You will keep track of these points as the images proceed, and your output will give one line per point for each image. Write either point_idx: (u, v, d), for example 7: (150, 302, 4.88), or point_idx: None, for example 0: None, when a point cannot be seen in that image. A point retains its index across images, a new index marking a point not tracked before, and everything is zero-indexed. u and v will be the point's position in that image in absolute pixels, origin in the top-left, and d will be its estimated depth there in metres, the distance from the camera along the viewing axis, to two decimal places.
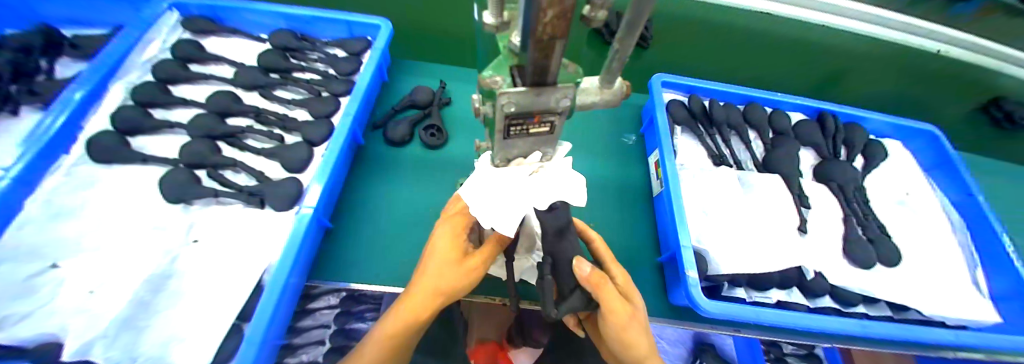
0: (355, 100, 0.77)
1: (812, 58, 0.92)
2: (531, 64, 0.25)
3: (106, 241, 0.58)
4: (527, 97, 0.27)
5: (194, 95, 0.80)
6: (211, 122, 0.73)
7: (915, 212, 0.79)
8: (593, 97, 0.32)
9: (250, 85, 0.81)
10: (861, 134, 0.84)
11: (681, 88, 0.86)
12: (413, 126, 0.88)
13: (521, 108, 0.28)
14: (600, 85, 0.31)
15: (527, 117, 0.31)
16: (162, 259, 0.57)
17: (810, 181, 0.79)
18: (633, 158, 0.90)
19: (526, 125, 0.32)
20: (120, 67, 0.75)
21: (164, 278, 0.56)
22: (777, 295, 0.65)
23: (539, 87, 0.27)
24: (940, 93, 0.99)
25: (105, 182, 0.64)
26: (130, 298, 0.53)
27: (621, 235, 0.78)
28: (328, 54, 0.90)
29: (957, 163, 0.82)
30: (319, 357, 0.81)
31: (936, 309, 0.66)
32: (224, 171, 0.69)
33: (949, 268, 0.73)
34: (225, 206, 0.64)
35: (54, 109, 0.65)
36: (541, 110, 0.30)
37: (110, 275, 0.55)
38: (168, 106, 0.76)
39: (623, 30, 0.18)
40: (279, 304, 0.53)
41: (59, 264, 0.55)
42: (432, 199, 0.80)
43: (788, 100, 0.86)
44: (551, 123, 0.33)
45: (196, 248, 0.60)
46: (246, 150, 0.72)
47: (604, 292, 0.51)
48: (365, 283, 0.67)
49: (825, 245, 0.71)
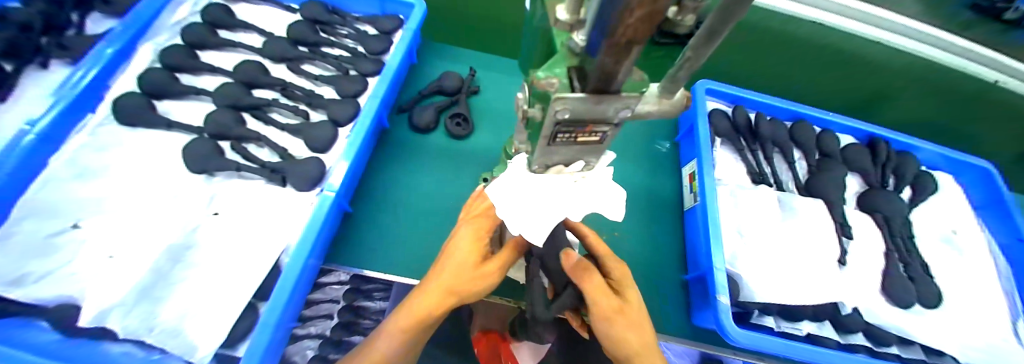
0: (384, 81, 0.75)
1: (858, 76, 0.86)
2: (597, 69, 0.21)
3: (128, 205, 0.58)
4: (580, 107, 0.25)
5: (222, 62, 0.79)
6: (238, 91, 0.72)
7: (960, 253, 0.74)
8: (652, 108, 0.27)
9: (278, 56, 0.80)
10: (914, 165, 0.79)
11: (726, 97, 0.81)
12: (439, 113, 0.86)
13: (575, 115, 0.26)
14: (660, 93, 0.26)
15: (578, 126, 0.28)
16: (182, 229, 0.57)
17: (853, 209, 0.75)
18: (663, 167, 0.86)
19: (574, 131, 0.30)
20: (150, 27, 0.75)
21: (184, 249, 0.56)
22: (808, 328, 0.63)
23: (600, 95, 0.24)
24: (995, 126, 0.93)
25: (129, 145, 0.64)
26: (150, 266, 0.52)
27: (645, 246, 0.75)
28: (357, 30, 0.87)
29: (1011, 205, 0.76)
30: (327, 330, 0.82)
31: (968, 356, 0.64)
32: (247, 145, 0.69)
33: (993, 316, 0.68)
34: (246, 180, 0.63)
35: (85, 63, 0.65)
36: (594, 119, 0.27)
37: (130, 241, 0.55)
38: (195, 72, 0.75)
39: (704, 32, 0.13)
40: (295, 288, 0.52)
41: (82, 225, 0.55)
42: (453, 191, 0.78)
43: (839, 120, 0.81)
44: (602, 133, 0.31)
45: (215, 221, 0.59)
46: (270, 125, 0.71)
47: (591, 282, 0.52)
48: (380, 271, 0.67)
49: (862, 280, 0.67)
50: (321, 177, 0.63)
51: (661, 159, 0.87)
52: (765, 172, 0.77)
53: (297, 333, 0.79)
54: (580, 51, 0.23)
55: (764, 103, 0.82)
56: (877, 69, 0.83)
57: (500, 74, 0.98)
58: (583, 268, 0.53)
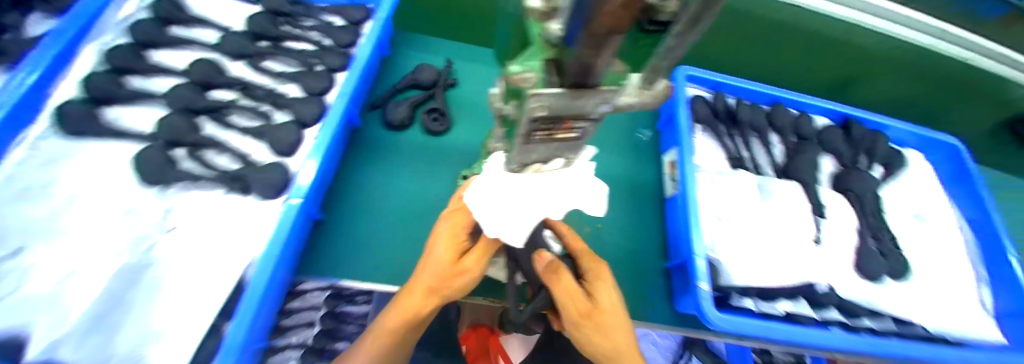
0: (353, 77, 0.71)
1: (829, 57, 0.87)
2: (575, 62, 0.18)
3: (76, 224, 0.53)
4: (555, 105, 0.22)
5: (176, 62, 0.73)
6: (191, 94, 0.67)
7: (926, 226, 0.78)
8: (632, 100, 0.24)
9: (237, 53, 0.74)
10: (884, 143, 0.81)
11: (706, 83, 0.81)
12: (414, 108, 0.83)
13: (554, 112, 0.24)
14: (641, 83, 0.24)
15: (556, 122, 0.26)
16: (137, 248, 0.53)
17: (827, 189, 0.76)
18: (644, 155, 0.86)
19: (550, 127, 0.28)
20: (94, 27, 0.67)
21: (141, 269, 0.52)
22: (784, 306, 0.65)
23: (579, 90, 0.21)
24: (960, 103, 0.95)
25: (72, 158, 0.58)
26: (102, 291, 0.49)
27: (630, 235, 0.76)
28: (323, 22, 0.82)
29: (975, 177, 0.79)
30: (309, 339, 0.79)
31: (934, 323, 0.67)
32: (204, 152, 0.64)
33: (957, 284, 0.72)
34: (204, 190, 0.59)
35: (23, 67, 0.57)
36: (572, 115, 0.25)
37: (81, 263, 0.51)
38: (146, 74, 0.69)
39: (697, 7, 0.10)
40: (264, 301, 0.50)
41: (26, 249, 0.50)
42: (433, 190, 0.76)
43: (814, 102, 0.82)
44: (581, 129, 0.29)
45: (175, 236, 0.55)
46: (230, 129, 0.66)
47: (567, 287, 0.54)
48: (359, 279, 0.65)
49: (837, 257, 0.69)
50: (285, 183, 0.60)
51: (643, 148, 0.87)
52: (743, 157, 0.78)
53: (276, 345, 0.76)
54: (556, 42, 0.21)
55: (744, 88, 0.81)
56: (849, 50, 0.84)
57: (478, 65, 0.95)
58: (557, 270, 0.55)
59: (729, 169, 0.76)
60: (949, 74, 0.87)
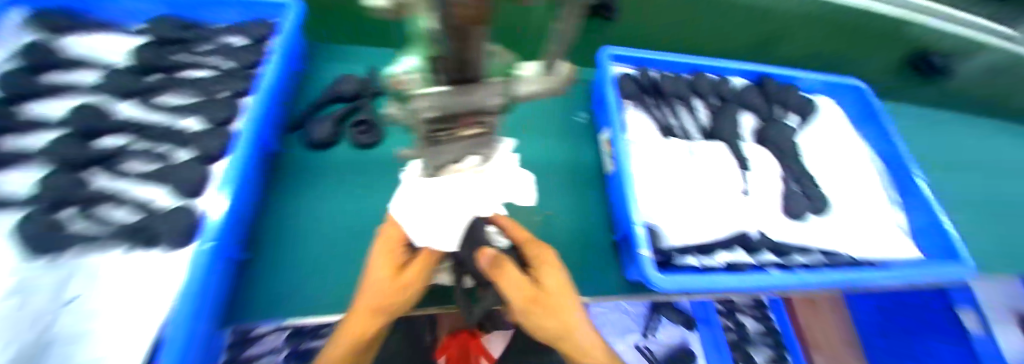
0: (261, 101, 0.66)
1: (741, 22, 0.87)
2: (442, 60, 0.14)
3: None
4: (446, 107, 0.19)
5: (55, 111, 0.66)
6: (76, 147, 0.61)
7: (845, 162, 0.82)
8: (534, 88, 0.21)
9: (126, 92, 0.68)
10: (797, 96, 0.84)
11: (631, 61, 0.81)
12: (339, 123, 0.79)
13: (445, 113, 0.20)
14: (542, 70, 0.21)
15: (451, 123, 0.24)
16: (30, 326, 0.48)
17: (750, 144, 0.80)
18: (582, 136, 0.86)
19: (451, 126, 0.25)
20: None
21: (39, 349, 0.48)
22: (724, 257, 0.66)
23: (465, 85, 0.18)
24: (876, 51, 0.97)
25: None
26: None
27: (577, 216, 0.76)
28: (223, 45, 0.77)
29: (881, 115, 0.84)
30: None
31: (860, 252, 0.72)
32: (98, 208, 0.59)
33: (876, 213, 0.77)
34: (102, 249, 0.55)
35: None
36: (468, 114, 0.22)
37: None
38: (23, 132, 0.62)
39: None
40: (183, 357, 0.47)
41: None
42: (370, 208, 0.74)
43: (731, 66, 0.84)
44: (483, 124, 0.27)
45: (75, 305, 0.51)
46: (127, 177, 0.62)
47: (511, 279, 0.53)
48: (300, 313, 0.63)
49: (766, 206, 0.73)
50: (190, 230, 0.55)
51: (578, 129, 0.87)
52: (673, 125, 0.80)
53: None
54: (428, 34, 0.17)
55: (664, 60, 0.82)
56: (756, 14, 0.84)
57: None
58: (498, 263, 0.54)
59: (661, 138, 0.77)
60: (859, 24, 0.88)
